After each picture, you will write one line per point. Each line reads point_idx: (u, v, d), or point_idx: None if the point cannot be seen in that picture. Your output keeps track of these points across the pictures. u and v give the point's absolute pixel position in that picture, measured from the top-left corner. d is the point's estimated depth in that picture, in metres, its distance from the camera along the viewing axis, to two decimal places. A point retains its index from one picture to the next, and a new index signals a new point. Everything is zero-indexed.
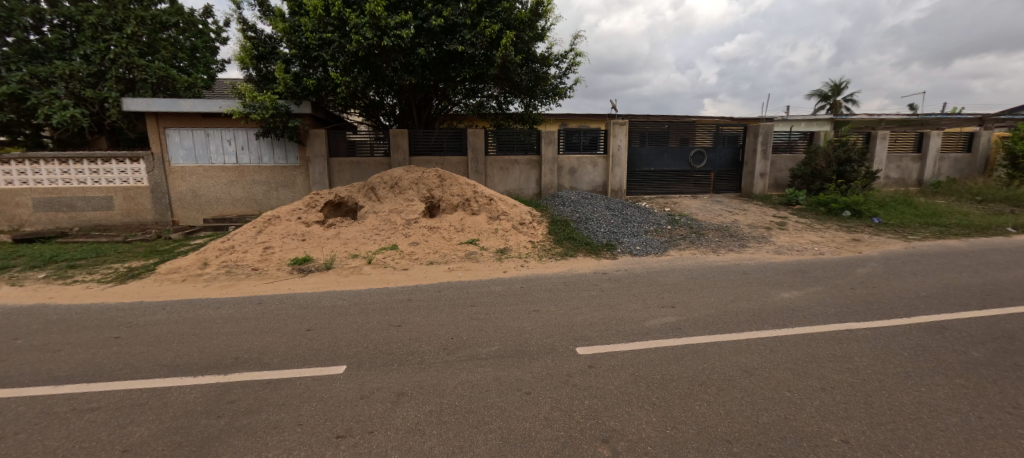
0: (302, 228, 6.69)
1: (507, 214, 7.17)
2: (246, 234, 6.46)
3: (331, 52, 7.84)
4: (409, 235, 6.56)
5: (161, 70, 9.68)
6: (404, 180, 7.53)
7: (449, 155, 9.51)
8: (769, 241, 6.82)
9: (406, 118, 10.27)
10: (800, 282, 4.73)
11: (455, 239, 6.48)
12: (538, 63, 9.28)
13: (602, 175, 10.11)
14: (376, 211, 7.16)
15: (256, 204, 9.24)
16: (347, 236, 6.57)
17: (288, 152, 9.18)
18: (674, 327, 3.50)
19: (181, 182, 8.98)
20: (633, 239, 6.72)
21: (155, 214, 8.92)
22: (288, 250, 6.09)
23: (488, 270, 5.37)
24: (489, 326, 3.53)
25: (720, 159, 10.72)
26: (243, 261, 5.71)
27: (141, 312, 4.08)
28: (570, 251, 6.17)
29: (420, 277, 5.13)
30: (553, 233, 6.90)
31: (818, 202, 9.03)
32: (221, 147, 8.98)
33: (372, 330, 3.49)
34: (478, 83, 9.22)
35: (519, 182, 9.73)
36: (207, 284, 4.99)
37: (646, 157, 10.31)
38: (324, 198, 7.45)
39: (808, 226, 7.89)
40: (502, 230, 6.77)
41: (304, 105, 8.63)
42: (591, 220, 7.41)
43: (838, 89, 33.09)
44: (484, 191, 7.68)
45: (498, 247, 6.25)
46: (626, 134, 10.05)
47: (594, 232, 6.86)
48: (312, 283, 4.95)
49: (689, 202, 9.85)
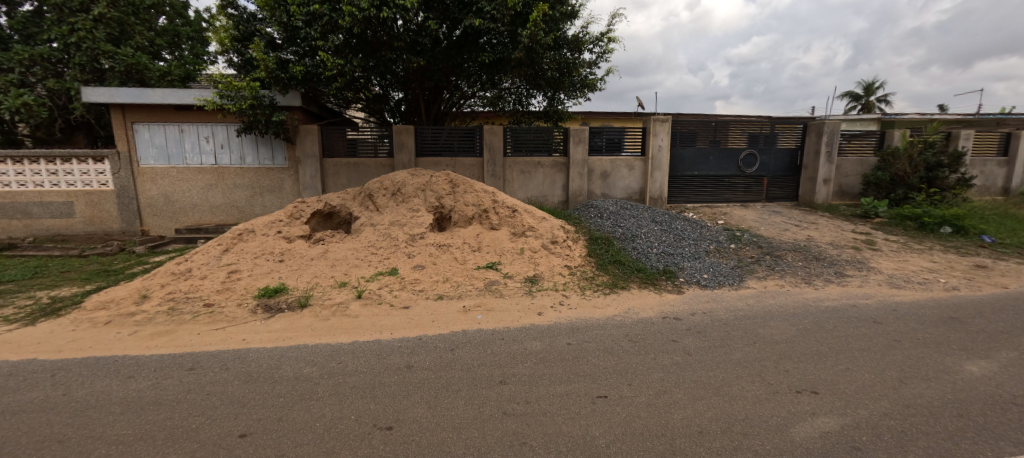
0: (282, 246, 5.43)
1: (534, 228, 5.65)
2: (209, 253, 5.12)
3: (321, 29, 6.51)
4: (413, 256, 5.28)
5: (130, 56, 8.26)
6: (408, 186, 6.17)
7: (461, 156, 8.15)
8: (870, 268, 5.31)
9: (414, 115, 9.17)
10: (974, 342, 3.25)
11: (470, 263, 5.11)
12: (566, 47, 7.99)
13: (640, 180, 8.65)
14: (374, 224, 5.89)
15: (237, 212, 7.84)
16: (337, 256, 5.34)
17: (273, 151, 7.74)
18: (849, 445, 2.06)
19: (151, 186, 7.65)
20: (695, 264, 5.28)
21: (121, 222, 7.66)
22: (258, 276, 4.81)
23: (516, 312, 3.94)
24: (534, 435, 2.14)
25: (776, 163, 9.22)
26: (196, 292, 4.38)
27: (10, 386, 2.74)
28: (619, 282, 4.72)
29: (425, 322, 3.74)
30: (593, 253, 5.40)
31: (905, 214, 7.43)
32: (197, 146, 7.58)
33: (341, 443, 2.11)
34: (497, 71, 7.85)
35: (542, 188, 8.33)
36: (135, 329, 3.65)
37: (689, 160, 8.89)
38: (310, 206, 6.13)
39: (904, 246, 6.37)
40: (530, 251, 5.27)
41: (291, 95, 7.29)
42: (639, 236, 5.88)
43: (871, 89, 31.24)
44: (506, 199, 6.19)
45: (526, 275, 4.81)
46: (668, 132, 8.56)
47: (644, 253, 5.37)
48: (274, 332, 3.53)
49: (742, 213, 8.38)
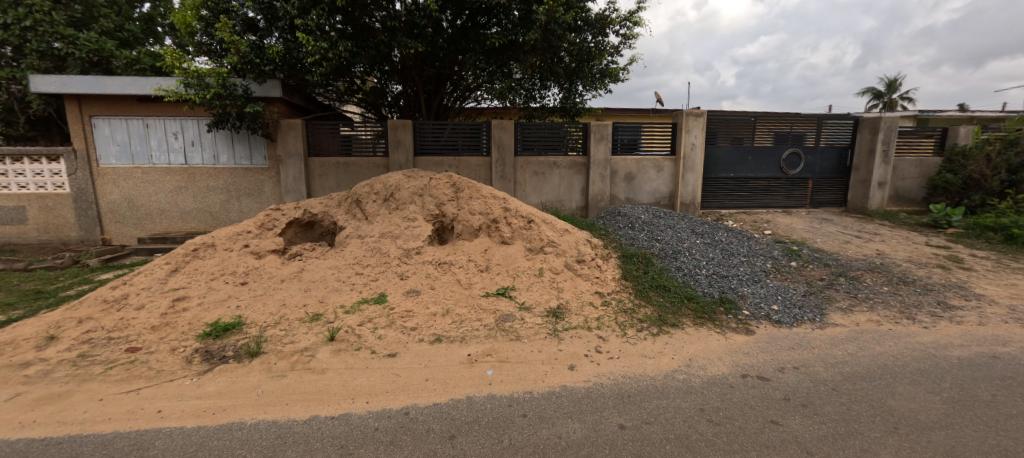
0: (246, 264, 4.44)
1: (555, 242, 4.61)
2: (155, 274, 4.14)
3: (301, 3, 5.49)
4: (406, 279, 4.27)
5: (94, 42, 7.37)
6: (402, 190, 5.16)
7: (466, 156, 7.14)
8: (980, 297, 4.22)
9: (413, 109, 8.18)
10: None
11: (477, 288, 4.10)
12: (587, 28, 6.94)
13: (669, 183, 7.59)
14: (360, 235, 4.89)
15: (210, 219, 6.88)
16: (314, 278, 4.34)
17: (251, 149, 6.77)
18: None
19: (112, 188, 6.71)
20: (758, 290, 4.21)
21: (79, 230, 6.71)
22: (211, 306, 3.83)
23: (540, 365, 2.91)
24: None
25: (822, 164, 8.13)
26: (124, 331, 3.38)
27: None
28: (667, 317, 3.68)
29: (417, 381, 2.72)
30: (629, 275, 4.36)
31: (988, 224, 6.33)
32: (164, 143, 6.63)
33: None
34: (507, 57, 6.81)
35: (558, 192, 7.31)
36: (15, 392, 2.63)
37: (724, 160, 7.83)
38: (287, 214, 5.15)
39: (1001, 264, 5.26)
40: (551, 273, 4.25)
41: (270, 85, 6.30)
42: (682, 253, 4.83)
43: (894, 88, 29.89)
44: (520, 207, 5.15)
45: (549, 305, 3.78)
46: (702, 128, 7.49)
47: (693, 276, 4.33)
48: (203, 399, 2.51)
49: (788, 221, 7.30)
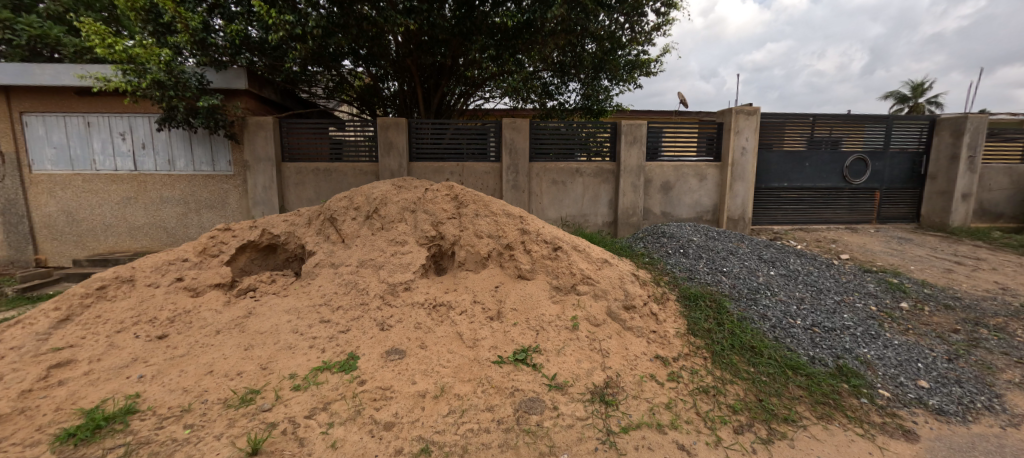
0: (172, 307, 3.26)
1: (593, 279, 3.39)
2: (37, 326, 2.97)
3: None
4: (387, 331, 3.07)
5: (35, 27, 6.27)
6: (389, 205, 3.99)
7: (472, 161, 5.97)
8: None
9: (410, 107, 7.03)
10: None
11: (487, 347, 2.88)
12: (619, 6, 5.76)
13: (712, 195, 6.37)
14: (332, 265, 3.70)
15: (165, 235, 5.75)
16: (261, 329, 3.15)
17: (214, 152, 5.64)
18: None
19: (47, 199, 5.60)
20: (886, 353, 2.96)
21: (8, 249, 5.60)
22: (101, 377, 2.63)
23: None
24: None
25: (892, 172, 6.87)
26: None
27: None
28: (774, 403, 2.44)
29: None
30: (698, 327, 3.14)
31: None
32: (109, 144, 5.53)
33: None
34: (520, 41, 5.63)
35: (581, 205, 6.12)
36: None
37: (777, 167, 6.60)
38: (240, 236, 3.98)
39: None
40: (589, 326, 3.02)
41: (233, 74, 5.17)
42: (759, 293, 3.62)
43: (919, 90, 28.48)
44: (541, 228, 3.95)
45: (593, 381, 2.56)
46: (755, 128, 6.25)
47: (787, 331, 3.10)
48: None
49: (860, 241, 6.04)
